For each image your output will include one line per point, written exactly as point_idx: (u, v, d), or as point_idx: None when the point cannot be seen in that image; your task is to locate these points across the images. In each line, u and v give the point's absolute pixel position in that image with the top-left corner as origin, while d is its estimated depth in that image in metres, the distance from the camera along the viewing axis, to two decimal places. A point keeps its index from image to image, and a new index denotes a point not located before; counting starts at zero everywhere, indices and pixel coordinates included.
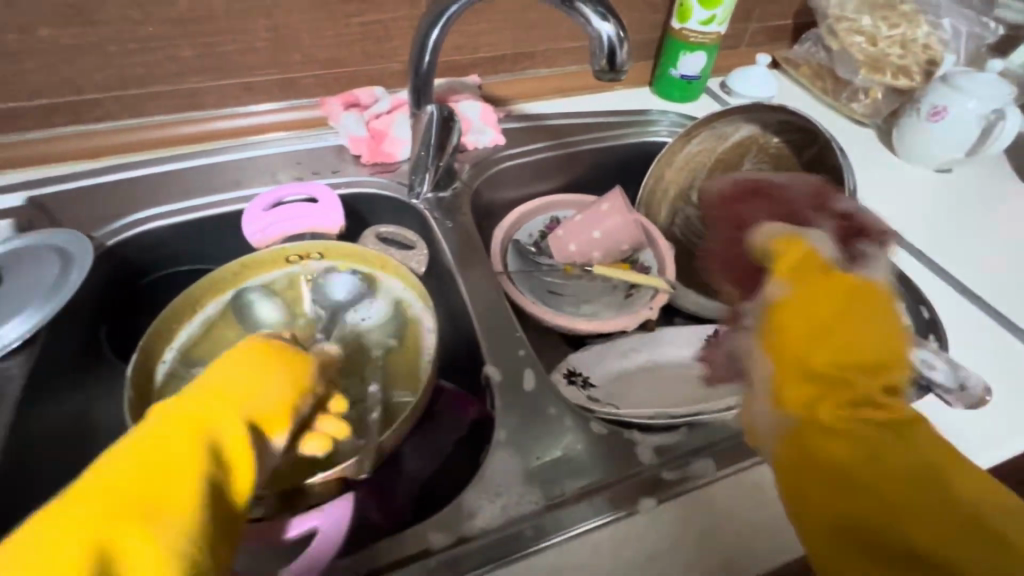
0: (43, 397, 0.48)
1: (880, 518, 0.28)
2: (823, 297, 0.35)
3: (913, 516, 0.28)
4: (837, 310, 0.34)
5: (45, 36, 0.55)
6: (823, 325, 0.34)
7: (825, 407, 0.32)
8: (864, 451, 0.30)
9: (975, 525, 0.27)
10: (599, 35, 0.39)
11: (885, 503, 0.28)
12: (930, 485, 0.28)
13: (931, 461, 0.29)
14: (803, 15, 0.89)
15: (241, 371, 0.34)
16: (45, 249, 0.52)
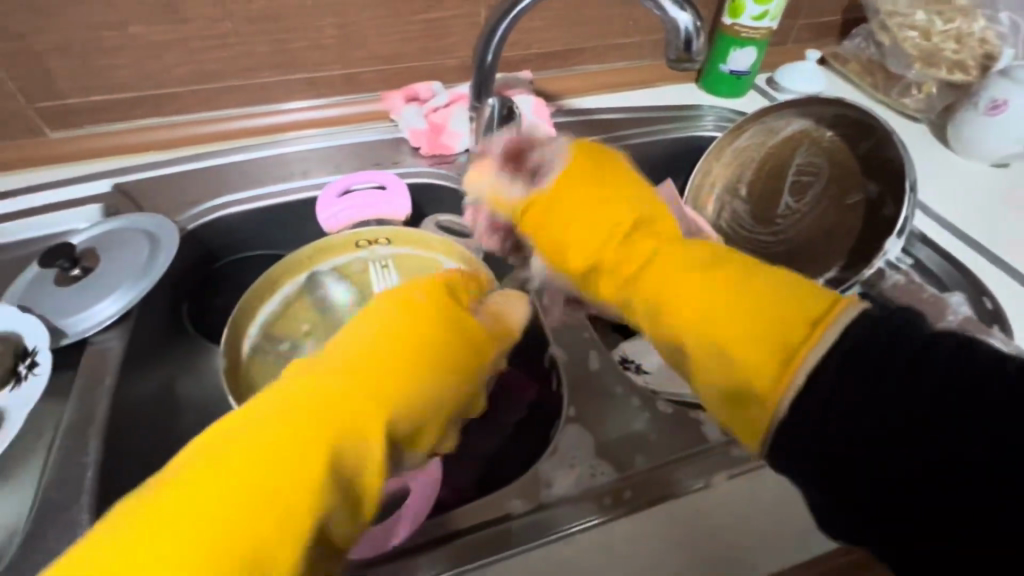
0: (139, 368, 0.52)
1: (676, 303, 0.39)
2: (582, 187, 0.46)
3: (691, 301, 0.39)
4: (590, 194, 0.46)
5: (135, 33, 0.59)
6: (579, 212, 0.45)
7: (634, 245, 0.44)
8: (668, 267, 0.41)
9: (745, 305, 0.36)
10: (677, 25, 0.40)
11: (673, 293, 0.40)
12: (711, 275, 0.39)
13: (681, 272, 0.40)
14: (853, 10, 0.89)
15: (400, 341, 0.38)
16: (135, 232, 0.55)
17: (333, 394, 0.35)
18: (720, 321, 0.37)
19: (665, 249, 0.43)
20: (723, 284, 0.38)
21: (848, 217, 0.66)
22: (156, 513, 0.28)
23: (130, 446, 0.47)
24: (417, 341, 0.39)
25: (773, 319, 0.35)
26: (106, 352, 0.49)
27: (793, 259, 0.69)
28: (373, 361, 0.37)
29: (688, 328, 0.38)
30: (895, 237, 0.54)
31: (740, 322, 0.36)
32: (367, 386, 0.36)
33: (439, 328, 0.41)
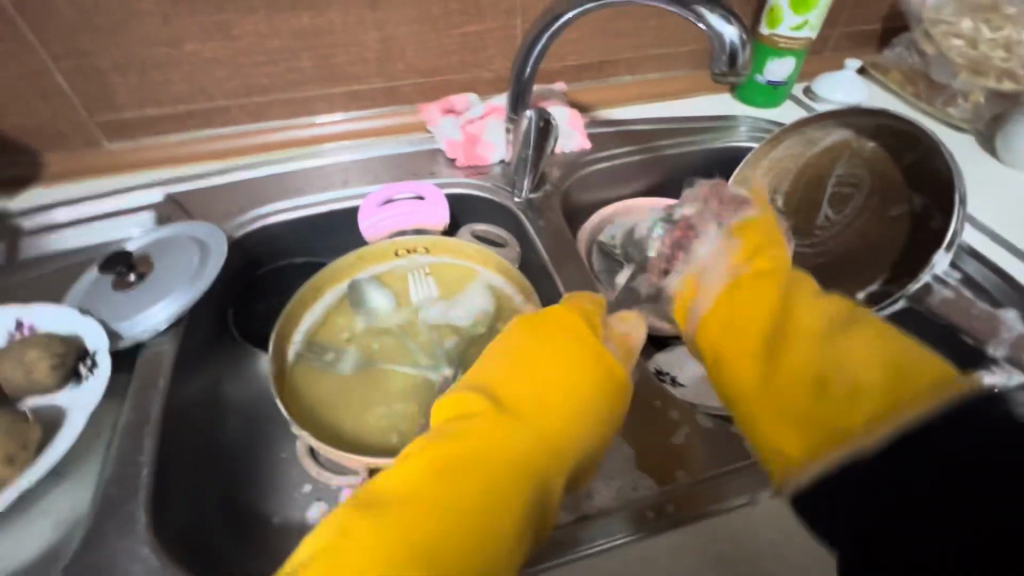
0: (189, 369, 0.54)
1: (774, 343, 0.38)
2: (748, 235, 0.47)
3: (790, 347, 0.38)
4: (765, 238, 0.47)
5: (189, 50, 0.62)
6: (742, 247, 0.46)
7: (760, 280, 0.43)
8: (771, 305, 0.40)
9: (862, 365, 0.35)
10: (724, 38, 0.40)
11: (770, 329, 0.39)
12: (838, 347, 0.36)
13: (782, 315, 0.39)
14: (894, 18, 0.87)
15: (541, 364, 0.40)
16: (187, 240, 0.58)
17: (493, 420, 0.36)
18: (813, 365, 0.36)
19: (779, 286, 0.42)
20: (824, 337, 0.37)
21: (891, 229, 0.64)
22: (367, 529, 0.30)
23: (180, 446, 0.48)
24: (565, 361, 0.41)
25: (871, 376, 0.34)
26: (159, 354, 0.51)
27: (836, 268, 0.68)
28: (521, 387, 0.39)
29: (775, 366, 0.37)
30: (942, 251, 0.53)
31: (841, 374, 0.35)
32: (523, 410, 0.38)
33: (581, 349, 0.42)
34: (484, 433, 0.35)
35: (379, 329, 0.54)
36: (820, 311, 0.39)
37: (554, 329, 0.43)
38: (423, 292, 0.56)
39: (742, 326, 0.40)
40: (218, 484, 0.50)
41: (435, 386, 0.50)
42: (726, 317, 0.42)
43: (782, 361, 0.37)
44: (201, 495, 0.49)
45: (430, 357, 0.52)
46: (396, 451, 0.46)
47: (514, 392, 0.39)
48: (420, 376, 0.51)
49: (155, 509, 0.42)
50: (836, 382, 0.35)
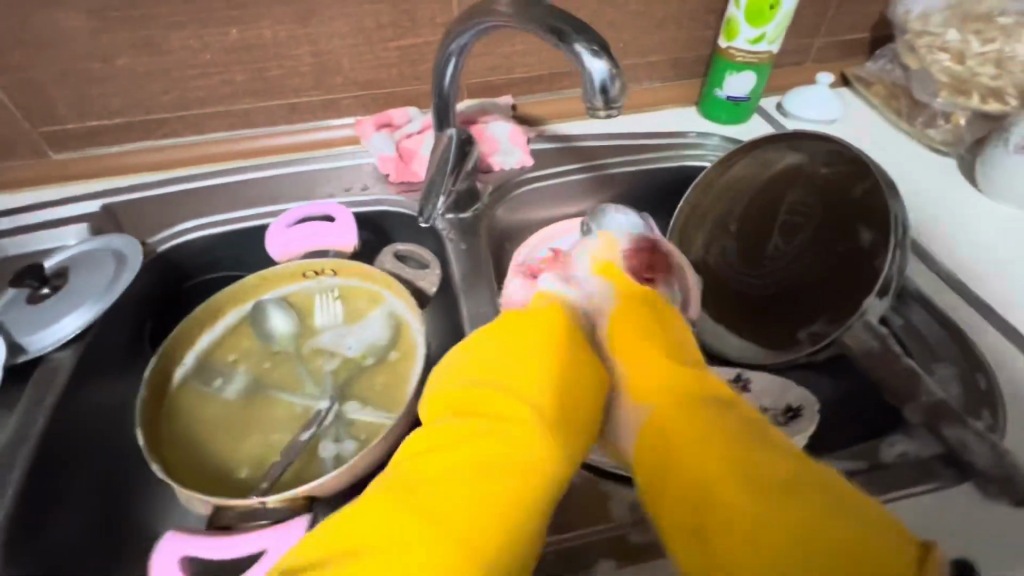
0: (92, 382, 0.54)
1: (721, 522, 0.31)
2: (649, 318, 0.46)
3: (735, 529, 0.31)
4: (659, 317, 0.47)
5: (122, 64, 0.63)
6: (653, 340, 0.44)
7: (685, 400, 0.38)
8: (711, 468, 0.33)
9: (816, 528, 0.29)
10: (592, 74, 0.38)
11: (717, 502, 0.32)
12: (777, 508, 0.30)
13: (724, 489, 0.32)
14: (882, 27, 0.80)
15: (528, 340, 0.42)
16: (105, 252, 0.59)
17: (487, 394, 0.39)
18: (785, 556, 0.29)
19: (707, 407, 0.37)
20: (780, 515, 0.30)
21: (840, 266, 0.59)
22: None
23: (66, 467, 0.49)
24: (549, 335, 0.43)
25: (837, 561, 0.28)
26: (57, 368, 0.52)
27: (778, 301, 0.63)
28: (510, 361, 0.41)
29: (728, 556, 0.30)
30: (873, 297, 0.48)
31: (808, 565, 0.28)
32: (534, 377, 0.40)
33: (545, 323, 0.44)
34: (496, 411, 0.37)
35: (271, 354, 0.54)
36: (768, 475, 0.32)
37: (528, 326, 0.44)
38: (328, 316, 0.56)
39: (685, 491, 0.34)
40: (102, 501, 0.51)
41: (309, 417, 0.49)
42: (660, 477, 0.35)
43: (734, 549, 0.30)
44: (77, 514, 0.49)
45: (316, 386, 0.51)
46: (251, 487, 0.45)
47: (507, 364, 0.40)
48: (300, 406, 0.50)
49: (10, 536, 0.43)
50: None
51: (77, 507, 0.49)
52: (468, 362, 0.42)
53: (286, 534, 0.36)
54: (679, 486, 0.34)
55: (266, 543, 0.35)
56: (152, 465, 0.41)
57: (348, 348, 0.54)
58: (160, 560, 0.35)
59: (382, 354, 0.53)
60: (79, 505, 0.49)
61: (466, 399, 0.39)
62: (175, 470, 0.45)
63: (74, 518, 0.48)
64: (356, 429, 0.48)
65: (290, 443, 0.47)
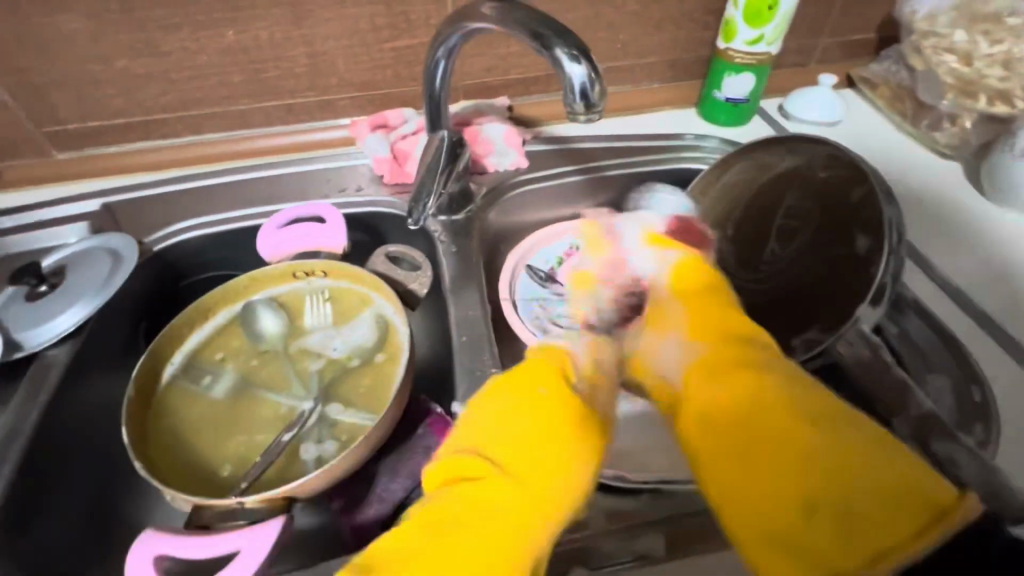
0: (87, 379, 0.55)
1: (767, 446, 0.32)
2: (701, 287, 0.45)
3: (780, 451, 0.32)
4: (714, 289, 0.45)
5: (121, 66, 0.64)
6: (704, 302, 0.43)
7: (730, 349, 0.39)
8: (765, 398, 0.34)
9: (854, 460, 0.31)
10: (571, 79, 0.37)
11: (768, 424, 0.33)
12: (820, 439, 0.32)
13: (777, 418, 0.33)
14: (889, 26, 0.78)
15: (519, 400, 0.38)
16: (102, 251, 0.60)
17: (479, 482, 0.34)
18: (827, 475, 0.30)
19: (750, 354, 0.38)
20: (831, 441, 0.31)
21: (836, 273, 0.58)
22: None
23: (58, 462, 0.50)
24: (549, 413, 0.37)
25: (878, 488, 0.30)
26: (51, 366, 0.53)
27: (773, 306, 0.61)
28: (507, 441, 0.36)
29: (770, 471, 0.32)
30: (865, 305, 0.48)
31: (848, 486, 0.30)
32: (538, 432, 0.36)
33: (548, 379, 0.39)
34: (488, 496, 0.34)
35: (259, 354, 0.54)
36: (823, 411, 0.33)
37: (528, 380, 0.39)
38: (317, 316, 0.56)
39: (730, 420, 0.34)
40: (93, 496, 0.52)
41: (293, 417, 0.49)
42: (703, 411, 0.36)
43: (776, 475, 0.31)
44: (68, 509, 0.50)
45: (302, 386, 0.52)
46: (234, 486, 0.46)
47: (503, 448, 0.36)
48: (286, 406, 0.50)
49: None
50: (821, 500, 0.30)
51: (69, 502, 0.50)
52: (466, 429, 0.38)
53: (259, 535, 0.36)
54: (723, 413, 0.35)
55: (240, 543, 0.35)
56: (134, 463, 0.42)
57: (336, 349, 0.54)
58: (136, 558, 0.35)
59: (369, 356, 0.53)
60: (70, 500, 0.50)
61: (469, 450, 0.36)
62: (159, 469, 0.46)
63: (65, 513, 0.49)
64: (338, 430, 0.48)
65: (272, 443, 0.47)
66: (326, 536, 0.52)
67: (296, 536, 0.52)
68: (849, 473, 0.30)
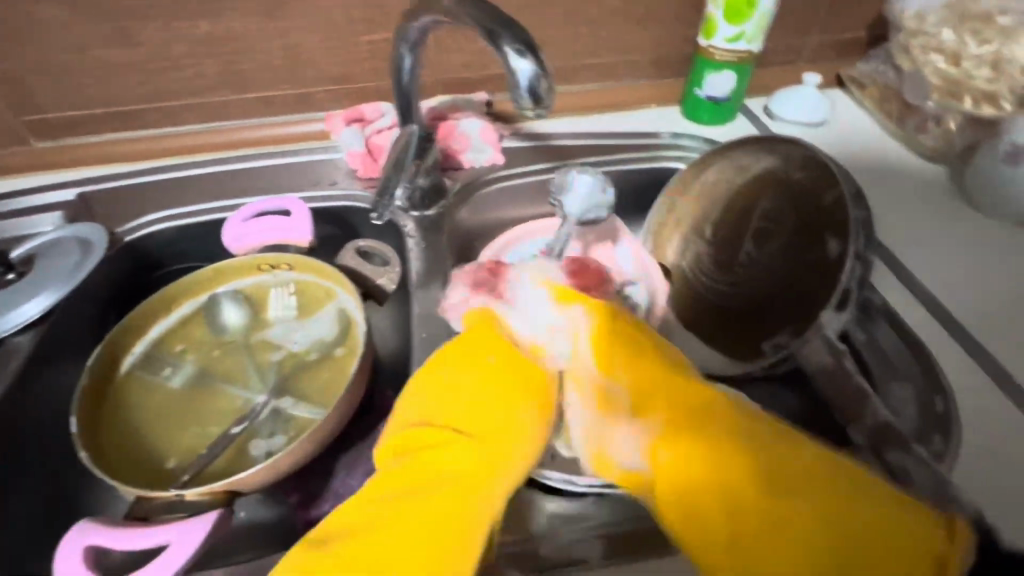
0: (51, 368, 0.56)
1: (753, 531, 0.30)
2: (632, 341, 0.40)
3: (775, 539, 0.30)
4: (633, 336, 0.40)
5: (97, 56, 0.64)
6: (640, 363, 0.39)
7: (686, 422, 0.35)
8: (738, 476, 0.32)
9: (840, 516, 0.29)
10: (517, 74, 0.37)
11: (753, 505, 0.31)
12: (799, 504, 0.30)
13: (751, 494, 0.31)
14: (881, 25, 0.76)
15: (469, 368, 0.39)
16: (72, 240, 0.60)
17: (434, 445, 0.36)
18: (829, 553, 0.29)
19: (707, 426, 0.34)
20: (809, 505, 0.30)
21: (807, 276, 0.56)
22: None
23: (16, 449, 0.50)
24: (498, 372, 0.38)
25: (880, 553, 0.28)
26: (14, 353, 0.53)
27: (747, 312, 0.61)
28: (461, 405, 0.37)
29: (774, 563, 0.29)
30: (828, 310, 0.47)
31: (852, 558, 0.28)
32: (493, 391, 0.37)
33: (494, 344, 0.40)
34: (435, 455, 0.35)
35: (222, 346, 0.54)
36: (795, 472, 0.31)
37: (475, 351, 0.39)
38: (281, 310, 0.56)
39: (707, 509, 0.32)
40: (51, 484, 0.52)
41: (246, 410, 0.50)
42: (681, 498, 0.33)
43: (771, 560, 0.29)
44: (24, 496, 0.50)
45: (260, 379, 0.52)
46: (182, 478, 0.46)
47: (456, 415, 0.37)
48: (240, 399, 0.50)
49: None
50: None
51: (26, 490, 0.50)
52: (415, 402, 0.39)
53: (190, 528, 0.36)
54: (692, 495, 0.33)
55: (170, 536, 0.36)
56: (78, 452, 0.42)
57: (298, 344, 0.54)
58: (67, 551, 0.36)
59: (330, 351, 0.53)
60: (26, 488, 0.50)
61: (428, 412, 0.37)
62: (107, 459, 0.46)
63: (20, 500, 0.49)
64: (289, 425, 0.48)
65: (220, 436, 0.48)
66: (276, 531, 0.51)
67: (244, 528, 0.51)
68: (837, 531, 0.29)
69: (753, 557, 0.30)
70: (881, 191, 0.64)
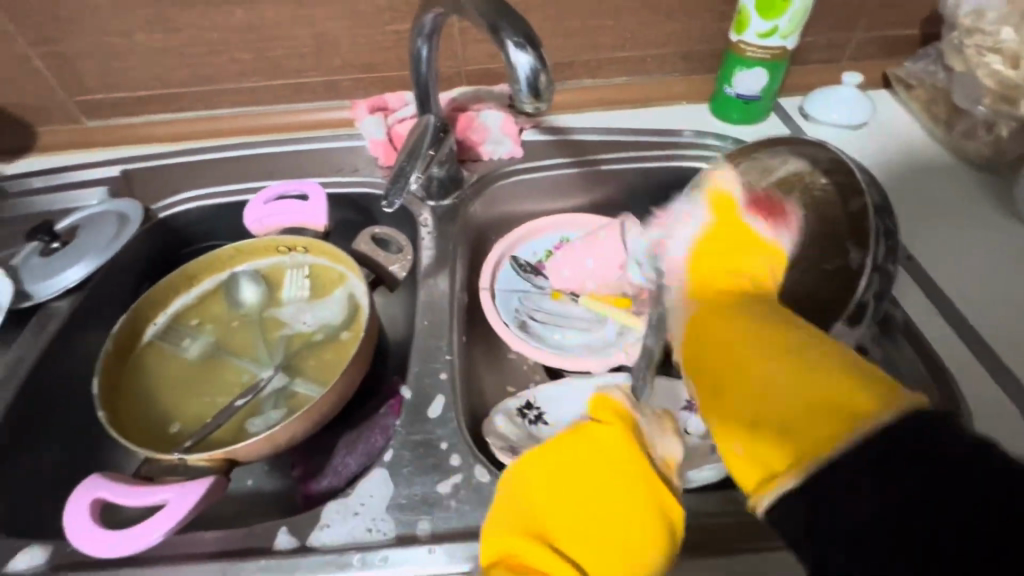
0: (85, 332, 0.60)
1: (728, 375, 0.34)
2: (740, 245, 0.44)
3: (735, 389, 0.33)
4: (747, 243, 0.44)
5: (141, 41, 0.68)
6: (724, 260, 0.44)
7: (713, 304, 0.40)
8: (728, 340, 0.35)
9: (800, 370, 0.31)
10: (516, 68, 0.37)
11: (733, 351, 0.35)
12: (766, 357, 0.33)
13: (737, 346, 0.35)
14: (935, 22, 0.71)
15: (588, 456, 0.38)
16: (110, 214, 0.64)
17: (529, 564, 0.35)
18: (779, 389, 0.31)
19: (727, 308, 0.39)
20: (776, 361, 0.32)
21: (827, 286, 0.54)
22: None
23: (48, 404, 0.55)
24: (616, 497, 0.36)
25: (803, 399, 0.30)
26: (52, 316, 0.58)
27: None
28: (580, 499, 0.37)
29: (738, 399, 0.33)
30: (839, 325, 0.46)
31: (787, 399, 0.30)
32: (616, 484, 0.37)
33: (614, 450, 0.38)
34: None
35: (237, 322, 0.57)
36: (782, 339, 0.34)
37: (599, 434, 0.39)
38: (295, 290, 0.58)
39: (706, 357, 0.36)
40: (80, 439, 0.56)
41: (252, 383, 0.52)
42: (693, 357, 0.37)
43: (734, 396, 0.33)
44: (56, 449, 0.54)
45: (269, 354, 0.54)
46: (189, 444, 0.48)
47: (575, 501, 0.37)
48: (249, 372, 0.53)
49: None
50: (777, 416, 0.30)
51: (57, 442, 0.54)
52: (529, 472, 0.39)
53: (185, 492, 0.39)
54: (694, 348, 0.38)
55: (167, 496, 0.39)
56: (97, 412, 0.46)
57: (309, 324, 0.56)
58: (76, 505, 0.39)
59: (338, 333, 0.55)
60: (58, 441, 0.54)
61: (545, 486, 0.38)
62: (122, 420, 0.49)
63: (52, 451, 0.54)
64: (292, 401, 0.51)
65: (226, 406, 0.50)
66: (278, 499, 0.53)
67: (250, 496, 0.54)
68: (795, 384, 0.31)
69: (720, 396, 0.34)
70: (915, 201, 0.61)
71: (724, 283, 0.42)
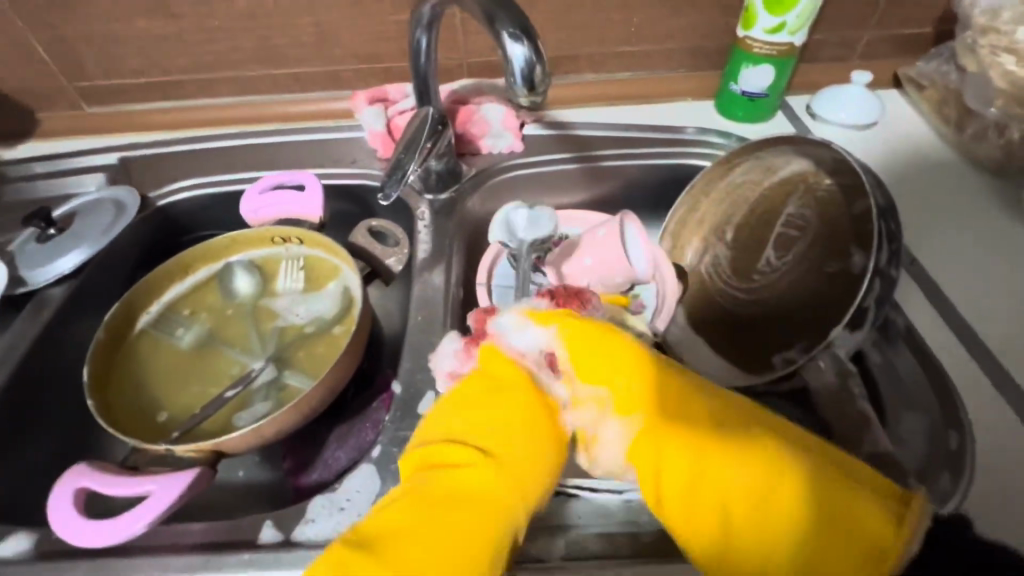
0: (80, 319, 0.60)
1: (718, 500, 0.32)
2: (613, 344, 0.36)
3: (728, 512, 0.32)
4: (611, 340, 0.37)
5: (141, 27, 0.67)
6: (613, 365, 0.36)
7: (657, 400, 0.35)
8: (707, 465, 0.33)
9: (795, 488, 0.31)
10: (511, 60, 0.36)
11: (716, 470, 0.32)
12: (755, 474, 0.32)
13: (720, 461, 0.33)
14: (950, 20, 0.69)
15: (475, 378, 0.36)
16: (106, 201, 0.64)
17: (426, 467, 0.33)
18: (782, 511, 0.31)
19: (681, 396, 0.36)
20: (768, 478, 0.32)
21: (827, 289, 0.53)
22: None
23: (42, 391, 0.55)
24: (502, 397, 0.35)
25: (808, 521, 0.31)
26: (47, 303, 0.58)
27: (766, 324, 0.56)
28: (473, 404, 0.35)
29: (737, 526, 0.32)
30: (840, 330, 0.45)
31: (790, 522, 0.31)
32: (504, 388, 0.35)
33: (505, 371, 0.36)
34: (457, 479, 0.32)
35: (230, 312, 0.56)
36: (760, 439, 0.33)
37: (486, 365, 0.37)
38: (289, 282, 0.57)
39: (678, 478, 0.33)
40: (74, 425, 0.57)
41: (242, 375, 0.52)
42: (659, 476, 0.34)
43: (733, 524, 0.32)
44: (49, 434, 0.54)
45: (261, 346, 0.54)
46: (178, 434, 0.48)
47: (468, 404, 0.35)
48: (241, 363, 0.53)
49: None
50: (783, 544, 0.31)
51: (50, 428, 0.54)
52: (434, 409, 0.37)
53: (169, 483, 0.39)
54: (660, 463, 0.34)
55: (151, 487, 0.39)
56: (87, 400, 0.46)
57: (302, 317, 0.55)
58: (60, 493, 0.39)
59: (330, 326, 0.54)
60: (52, 427, 0.55)
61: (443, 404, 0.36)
62: (113, 408, 0.49)
63: (46, 436, 0.54)
64: (282, 394, 0.50)
65: (216, 398, 0.50)
66: (269, 490, 0.53)
67: (240, 487, 0.53)
68: (794, 503, 0.31)
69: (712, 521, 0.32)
70: (922, 204, 0.59)
71: (635, 385, 0.36)
